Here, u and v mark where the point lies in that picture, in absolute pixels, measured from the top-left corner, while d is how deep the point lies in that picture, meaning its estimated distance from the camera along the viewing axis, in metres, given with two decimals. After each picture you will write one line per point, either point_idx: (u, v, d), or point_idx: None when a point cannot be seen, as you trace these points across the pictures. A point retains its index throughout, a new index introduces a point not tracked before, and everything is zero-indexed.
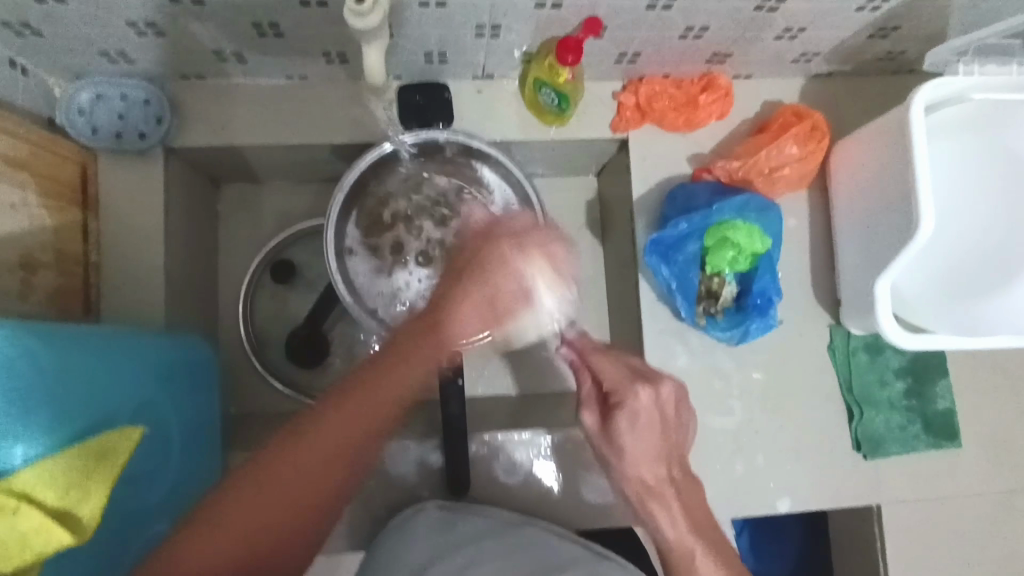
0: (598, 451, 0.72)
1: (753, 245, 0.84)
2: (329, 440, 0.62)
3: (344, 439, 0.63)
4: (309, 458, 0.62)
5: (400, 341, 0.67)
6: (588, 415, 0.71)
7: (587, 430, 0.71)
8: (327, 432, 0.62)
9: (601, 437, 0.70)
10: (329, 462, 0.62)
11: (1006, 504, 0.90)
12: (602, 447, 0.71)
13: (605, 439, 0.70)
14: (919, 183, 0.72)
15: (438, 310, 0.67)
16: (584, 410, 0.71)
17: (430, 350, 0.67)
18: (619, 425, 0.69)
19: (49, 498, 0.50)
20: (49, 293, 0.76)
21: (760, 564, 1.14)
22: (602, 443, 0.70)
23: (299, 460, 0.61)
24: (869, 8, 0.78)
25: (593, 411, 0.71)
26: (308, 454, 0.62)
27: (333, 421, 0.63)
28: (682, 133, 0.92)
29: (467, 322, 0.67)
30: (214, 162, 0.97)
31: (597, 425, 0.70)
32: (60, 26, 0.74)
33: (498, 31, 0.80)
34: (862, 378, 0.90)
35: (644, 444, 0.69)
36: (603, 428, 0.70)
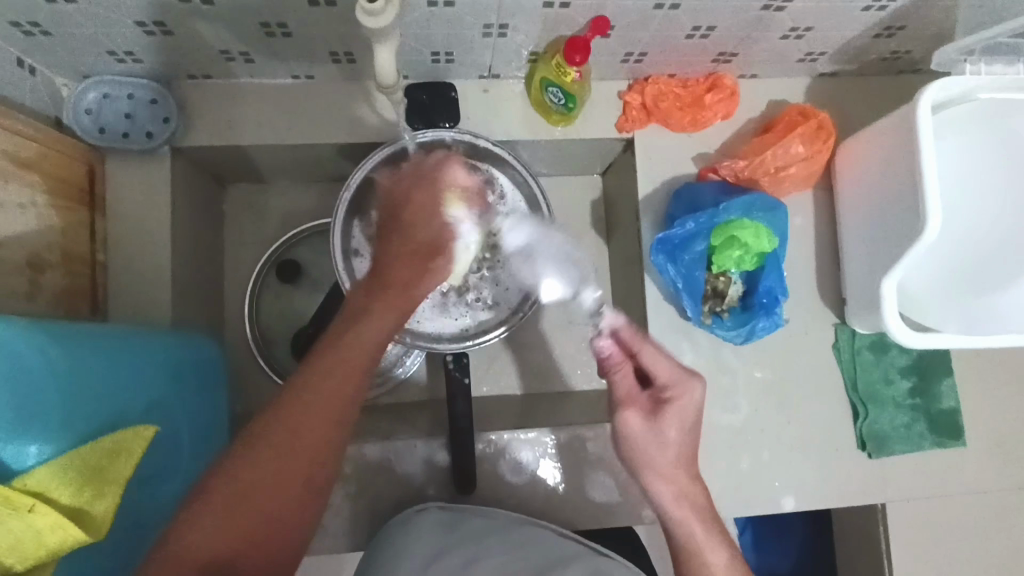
0: (633, 452, 0.68)
1: (761, 245, 0.84)
2: (313, 410, 0.60)
3: (330, 406, 0.61)
4: (303, 433, 0.60)
5: (357, 303, 0.66)
6: (630, 415, 0.68)
7: (628, 429, 0.68)
8: (307, 396, 0.61)
9: (645, 441, 0.68)
10: (321, 434, 0.61)
11: (1011, 502, 0.91)
12: (643, 448, 0.68)
13: (650, 438, 0.68)
14: (925, 183, 0.72)
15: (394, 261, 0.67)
16: (627, 408, 0.69)
17: (394, 306, 0.65)
18: (665, 425, 0.68)
19: (64, 495, 0.51)
20: (56, 293, 0.76)
21: (764, 561, 1.15)
22: (645, 444, 0.68)
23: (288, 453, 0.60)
24: (876, 7, 0.78)
25: (636, 411, 0.68)
26: (295, 428, 0.60)
27: (311, 390, 0.61)
28: (688, 132, 0.92)
29: (408, 268, 0.68)
30: (220, 162, 0.97)
31: (643, 425, 0.68)
32: (68, 26, 0.74)
33: (505, 31, 0.80)
34: (867, 377, 0.90)
35: (686, 442, 0.68)
36: (647, 429, 0.68)
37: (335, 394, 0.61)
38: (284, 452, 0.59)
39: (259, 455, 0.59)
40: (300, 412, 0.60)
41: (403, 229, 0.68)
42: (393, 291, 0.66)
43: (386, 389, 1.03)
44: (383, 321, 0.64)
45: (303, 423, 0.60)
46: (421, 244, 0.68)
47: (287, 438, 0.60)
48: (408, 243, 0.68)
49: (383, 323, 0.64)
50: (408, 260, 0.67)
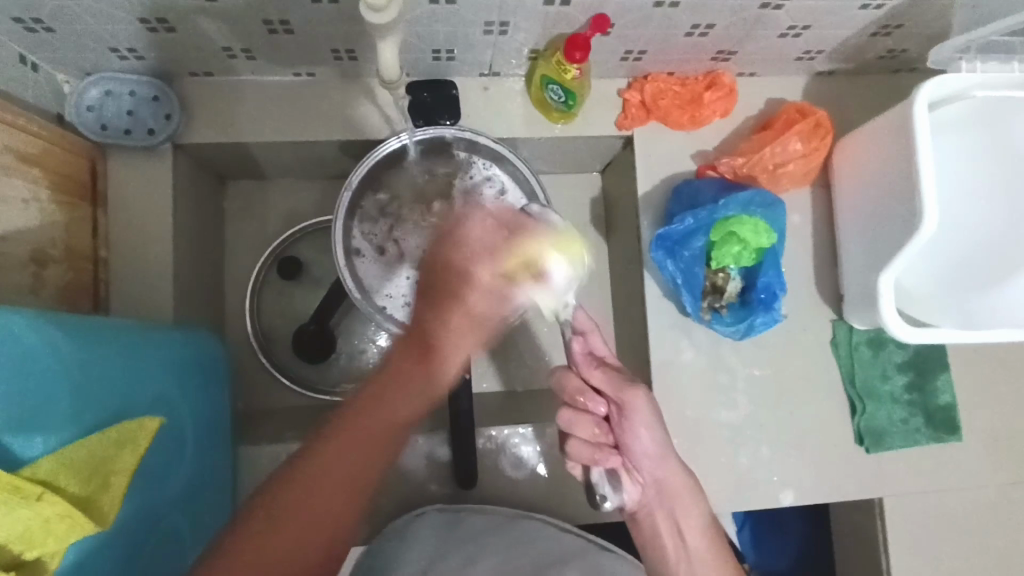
0: (658, 435, 0.72)
1: (759, 240, 0.84)
2: (324, 475, 0.60)
3: (340, 472, 0.60)
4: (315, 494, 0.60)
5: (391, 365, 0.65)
6: (634, 394, 0.70)
7: (652, 409, 0.71)
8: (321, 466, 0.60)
9: (647, 420, 0.71)
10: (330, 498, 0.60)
11: (1008, 496, 0.92)
12: (645, 432, 0.71)
13: (654, 413, 0.71)
14: (923, 179, 0.73)
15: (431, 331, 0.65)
16: (636, 390, 0.70)
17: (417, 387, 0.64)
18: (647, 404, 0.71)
19: (71, 485, 0.52)
20: (59, 288, 0.76)
21: (762, 556, 1.15)
22: (652, 421, 0.71)
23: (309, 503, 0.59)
24: (874, 6, 0.79)
25: (639, 387, 0.71)
26: (307, 501, 0.60)
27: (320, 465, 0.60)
28: (687, 130, 0.93)
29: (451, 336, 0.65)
30: (221, 159, 0.97)
31: (647, 402, 0.71)
32: (72, 22, 0.75)
33: (506, 28, 0.81)
34: (865, 372, 0.91)
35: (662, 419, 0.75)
36: (650, 407, 0.70)
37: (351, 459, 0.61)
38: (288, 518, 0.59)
39: (270, 526, 0.59)
40: (310, 478, 0.60)
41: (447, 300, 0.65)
42: (421, 373, 0.64)
43: None
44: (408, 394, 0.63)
45: (321, 487, 0.60)
46: (474, 317, 0.65)
47: (298, 500, 0.60)
48: (464, 314, 0.65)
49: (407, 398, 0.63)
50: (452, 330, 0.65)
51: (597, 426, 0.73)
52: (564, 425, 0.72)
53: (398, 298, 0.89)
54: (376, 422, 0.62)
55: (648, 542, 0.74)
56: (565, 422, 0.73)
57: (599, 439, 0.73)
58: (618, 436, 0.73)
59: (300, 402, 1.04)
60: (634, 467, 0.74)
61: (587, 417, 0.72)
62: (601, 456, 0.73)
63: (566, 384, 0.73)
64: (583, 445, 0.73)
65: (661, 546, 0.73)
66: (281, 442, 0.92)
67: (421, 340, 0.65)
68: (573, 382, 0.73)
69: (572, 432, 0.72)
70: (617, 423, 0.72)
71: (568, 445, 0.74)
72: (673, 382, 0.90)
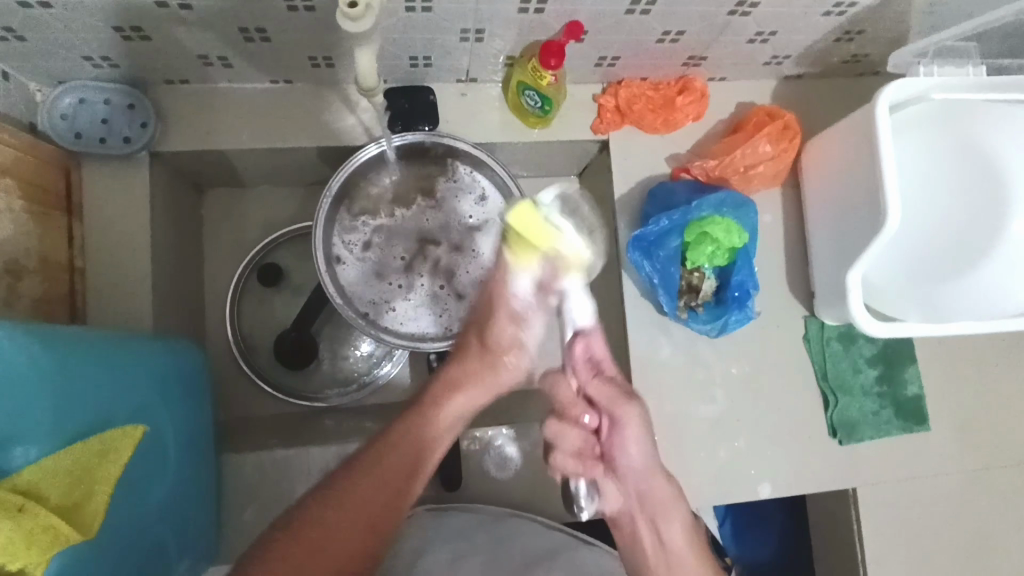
0: (645, 449, 0.72)
1: (732, 240, 0.87)
2: (369, 492, 0.67)
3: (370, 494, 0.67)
4: (355, 511, 0.66)
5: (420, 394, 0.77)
6: (628, 409, 0.70)
7: (644, 428, 0.71)
8: (353, 501, 0.66)
9: (637, 435, 0.71)
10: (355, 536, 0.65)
11: (974, 481, 0.95)
12: (635, 448, 0.71)
13: (645, 433, 0.72)
14: (887, 178, 0.75)
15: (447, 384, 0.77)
16: (630, 405, 0.70)
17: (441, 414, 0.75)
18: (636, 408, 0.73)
19: (53, 495, 0.52)
20: (35, 298, 0.76)
21: (744, 549, 1.18)
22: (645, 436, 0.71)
23: (346, 515, 0.65)
24: (836, 13, 0.82)
25: (634, 402, 0.71)
26: (344, 511, 0.66)
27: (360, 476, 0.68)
28: (661, 134, 0.95)
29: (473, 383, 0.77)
30: (198, 167, 0.97)
31: (639, 418, 0.71)
32: (43, 31, 0.75)
33: (482, 36, 0.82)
34: (837, 366, 0.94)
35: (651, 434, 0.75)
36: (642, 421, 0.71)
37: (388, 470, 0.69)
38: (326, 553, 0.63)
39: (308, 533, 0.64)
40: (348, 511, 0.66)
41: (486, 350, 0.78)
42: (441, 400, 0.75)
43: (366, 393, 1.03)
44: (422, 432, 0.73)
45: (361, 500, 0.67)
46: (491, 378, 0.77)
47: (343, 513, 0.65)
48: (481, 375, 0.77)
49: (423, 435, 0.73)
50: (467, 382, 0.77)
51: (586, 438, 0.72)
52: (551, 435, 0.72)
53: (382, 305, 0.90)
54: (408, 451, 0.71)
55: (628, 547, 0.74)
56: (553, 433, 0.72)
57: (586, 453, 0.72)
58: (607, 448, 0.73)
59: (283, 409, 1.04)
60: (618, 474, 0.73)
61: (577, 430, 0.72)
62: (587, 468, 0.72)
63: (559, 391, 0.74)
64: (568, 458, 0.72)
65: (642, 549, 0.73)
66: (265, 448, 0.91)
67: (447, 383, 0.77)
68: (564, 392, 0.74)
69: (558, 442, 0.71)
70: (607, 434, 0.72)
71: (553, 456, 0.73)
72: (652, 379, 0.92)
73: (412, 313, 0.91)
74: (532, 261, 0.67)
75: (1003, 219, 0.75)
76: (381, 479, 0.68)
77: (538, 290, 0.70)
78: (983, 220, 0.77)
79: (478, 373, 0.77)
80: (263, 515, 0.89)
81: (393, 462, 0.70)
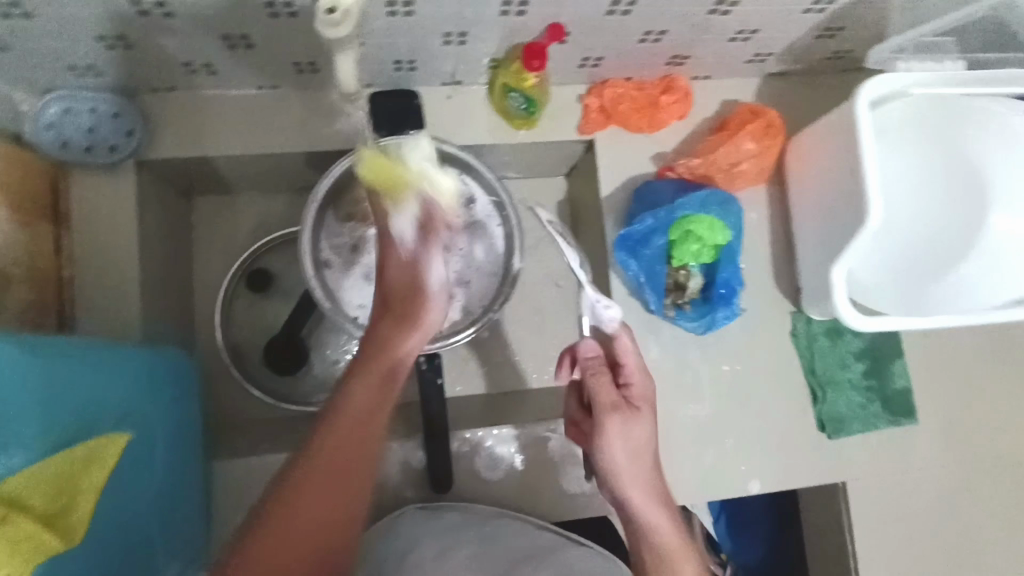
0: (628, 454, 0.72)
1: (716, 238, 0.87)
2: (316, 477, 0.61)
3: (325, 477, 0.61)
4: (314, 498, 0.61)
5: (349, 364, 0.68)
6: (610, 414, 0.72)
7: (627, 430, 0.72)
8: (314, 471, 0.61)
9: (620, 438, 0.71)
10: (330, 503, 0.61)
11: (962, 474, 0.96)
12: (617, 450, 0.71)
13: (626, 437, 0.71)
14: (868, 176, 0.76)
15: (373, 345, 0.68)
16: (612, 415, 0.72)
17: (373, 376, 0.66)
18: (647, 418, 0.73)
19: (37, 504, 0.52)
20: (23, 307, 0.76)
21: (738, 547, 1.19)
22: (629, 451, 0.71)
23: (303, 504, 0.60)
24: (816, 10, 0.82)
25: (618, 412, 0.72)
26: (297, 499, 0.60)
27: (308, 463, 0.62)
28: (646, 133, 0.96)
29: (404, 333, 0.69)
30: (185, 174, 0.97)
31: (621, 418, 0.72)
32: (26, 41, 0.75)
33: (465, 39, 0.83)
34: (824, 361, 0.95)
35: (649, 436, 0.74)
36: (625, 432, 0.72)
37: (333, 453, 0.62)
38: (293, 532, 0.59)
39: (268, 533, 0.59)
40: (307, 484, 0.61)
41: (398, 305, 0.70)
42: (372, 361, 0.67)
43: None
44: (367, 389, 0.66)
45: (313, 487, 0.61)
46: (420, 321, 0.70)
47: (299, 503, 0.60)
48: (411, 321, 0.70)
49: (371, 387, 0.66)
50: (395, 328, 0.69)
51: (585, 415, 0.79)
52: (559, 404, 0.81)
53: (373, 309, 0.91)
54: (348, 424, 0.64)
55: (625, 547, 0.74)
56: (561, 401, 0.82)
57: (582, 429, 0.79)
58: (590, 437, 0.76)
59: (275, 414, 1.04)
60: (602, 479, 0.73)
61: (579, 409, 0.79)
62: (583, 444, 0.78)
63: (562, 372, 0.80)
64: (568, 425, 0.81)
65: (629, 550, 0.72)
66: (255, 454, 0.91)
67: (378, 345, 0.69)
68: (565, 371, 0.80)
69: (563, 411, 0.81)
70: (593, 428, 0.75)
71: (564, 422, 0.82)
72: None
73: None
74: (408, 198, 0.71)
75: (985, 213, 0.78)
76: (329, 460, 0.62)
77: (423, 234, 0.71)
78: (965, 216, 0.78)
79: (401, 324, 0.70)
80: None
81: (334, 441, 0.63)
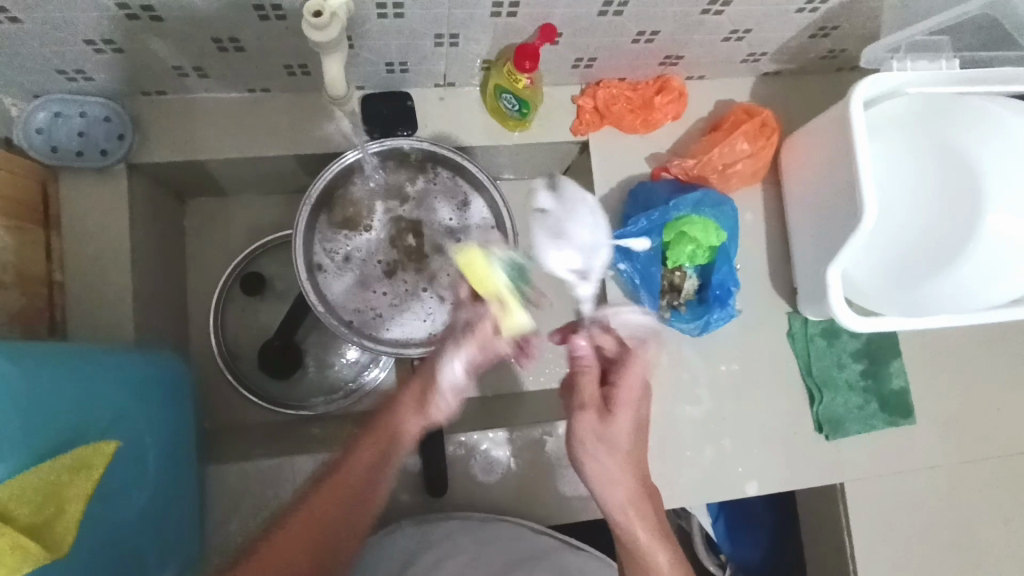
0: (602, 454, 0.73)
1: (710, 240, 0.86)
2: (306, 518, 0.69)
3: (310, 523, 0.69)
4: (295, 540, 0.68)
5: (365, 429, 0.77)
6: (587, 417, 0.73)
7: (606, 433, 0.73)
8: (307, 509, 0.70)
9: (597, 439, 0.73)
10: (312, 538, 0.68)
11: (960, 473, 0.95)
12: (596, 453, 0.73)
13: (602, 439, 0.73)
14: (863, 176, 0.76)
15: (383, 413, 0.76)
16: (584, 412, 0.73)
17: (379, 440, 0.75)
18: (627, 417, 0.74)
19: (23, 514, 0.52)
20: (12, 314, 0.75)
21: (737, 548, 1.18)
22: (594, 447, 0.73)
23: (283, 543, 0.67)
24: (810, 10, 0.82)
25: (598, 412, 0.73)
26: (281, 540, 0.68)
27: (303, 508, 0.70)
28: (640, 133, 0.95)
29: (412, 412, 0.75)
30: (177, 178, 0.97)
31: (600, 421, 0.73)
32: (14, 46, 0.74)
33: (457, 40, 0.82)
34: (821, 362, 0.94)
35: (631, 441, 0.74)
36: (602, 434, 0.73)
37: (326, 504, 0.70)
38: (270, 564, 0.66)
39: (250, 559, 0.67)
40: (293, 524, 0.69)
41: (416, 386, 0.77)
42: (382, 426, 0.75)
43: (353, 400, 1.03)
44: (366, 449, 0.74)
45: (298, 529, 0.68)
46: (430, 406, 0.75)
47: (283, 540, 0.68)
48: (415, 400, 0.76)
49: (372, 451, 0.74)
50: (404, 410, 0.76)
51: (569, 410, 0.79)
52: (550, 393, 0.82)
53: (366, 313, 0.90)
54: (347, 479, 0.72)
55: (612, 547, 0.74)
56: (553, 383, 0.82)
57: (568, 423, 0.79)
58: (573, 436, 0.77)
59: (270, 418, 1.04)
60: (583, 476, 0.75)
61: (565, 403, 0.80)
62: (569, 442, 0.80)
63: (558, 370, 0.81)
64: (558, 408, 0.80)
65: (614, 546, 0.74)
66: (250, 459, 0.91)
67: (388, 413, 0.76)
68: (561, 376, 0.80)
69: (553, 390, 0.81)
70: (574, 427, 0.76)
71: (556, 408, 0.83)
72: None
73: (395, 318, 0.91)
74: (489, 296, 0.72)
75: (979, 213, 0.76)
76: (319, 510, 0.70)
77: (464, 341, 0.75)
78: (959, 215, 0.77)
79: (413, 402, 0.76)
80: (249, 525, 0.89)
81: (329, 491, 0.71)
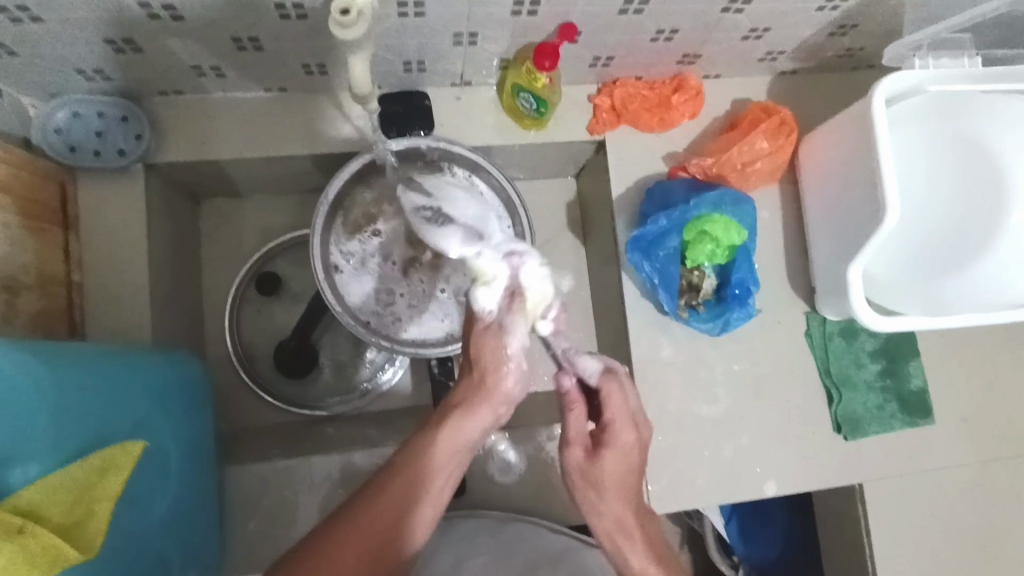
0: (580, 489, 0.69)
1: (730, 238, 0.87)
2: (358, 537, 0.60)
3: (362, 542, 0.60)
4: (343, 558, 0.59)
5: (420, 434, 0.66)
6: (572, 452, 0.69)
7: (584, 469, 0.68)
8: (354, 531, 0.60)
9: (585, 474, 0.69)
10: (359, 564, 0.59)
11: (979, 474, 0.95)
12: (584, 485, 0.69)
13: (589, 472, 0.68)
14: (884, 174, 0.75)
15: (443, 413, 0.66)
16: (570, 446, 0.69)
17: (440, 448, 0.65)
18: (619, 454, 0.68)
19: (54, 515, 0.52)
20: (33, 314, 0.75)
21: (751, 548, 1.17)
22: (581, 484, 0.69)
23: (328, 561, 0.58)
24: (830, 7, 0.82)
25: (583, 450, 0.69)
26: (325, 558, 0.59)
27: (353, 524, 0.60)
28: (657, 132, 0.95)
29: (472, 411, 0.66)
30: (193, 178, 0.97)
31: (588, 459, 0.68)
32: (35, 45, 0.74)
33: (476, 39, 0.82)
34: (840, 362, 0.94)
35: (621, 479, 0.69)
36: (586, 470, 0.68)
37: (379, 518, 0.61)
38: None
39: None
40: (341, 542, 0.59)
41: (475, 376, 0.67)
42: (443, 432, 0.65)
43: (369, 400, 1.03)
44: (419, 458, 0.64)
45: (345, 548, 0.59)
46: (489, 394, 0.67)
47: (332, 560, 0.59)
48: (474, 396, 0.67)
49: (433, 460, 0.64)
50: (461, 405, 0.66)
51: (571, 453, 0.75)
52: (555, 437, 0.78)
53: (385, 312, 0.90)
54: (404, 491, 0.62)
55: None
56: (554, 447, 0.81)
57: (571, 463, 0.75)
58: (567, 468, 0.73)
59: (285, 418, 1.04)
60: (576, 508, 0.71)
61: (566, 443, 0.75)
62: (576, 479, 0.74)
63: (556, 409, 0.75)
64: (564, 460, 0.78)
65: None
66: (267, 459, 0.91)
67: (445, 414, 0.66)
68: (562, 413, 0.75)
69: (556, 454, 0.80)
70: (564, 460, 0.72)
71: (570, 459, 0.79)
72: (655, 380, 0.92)
73: (412, 314, 0.91)
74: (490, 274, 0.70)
75: (1003, 209, 0.75)
76: (371, 525, 0.60)
77: (508, 300, 0.69)
78: (981, 211, 0.76)
79: (474, 395, 0.67)
80: (266, 526, 0.89)
81: (384, 505, 0.61)
